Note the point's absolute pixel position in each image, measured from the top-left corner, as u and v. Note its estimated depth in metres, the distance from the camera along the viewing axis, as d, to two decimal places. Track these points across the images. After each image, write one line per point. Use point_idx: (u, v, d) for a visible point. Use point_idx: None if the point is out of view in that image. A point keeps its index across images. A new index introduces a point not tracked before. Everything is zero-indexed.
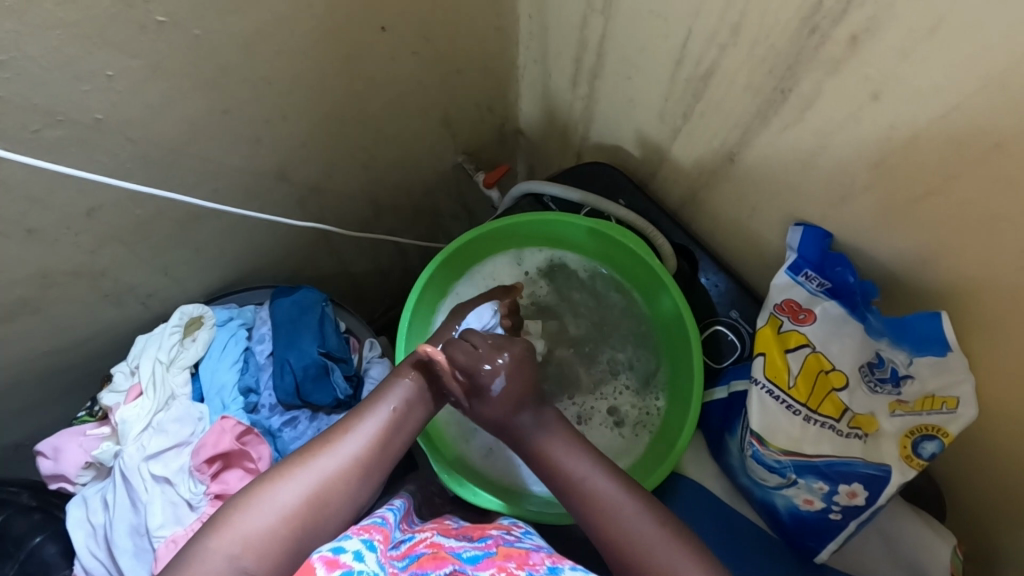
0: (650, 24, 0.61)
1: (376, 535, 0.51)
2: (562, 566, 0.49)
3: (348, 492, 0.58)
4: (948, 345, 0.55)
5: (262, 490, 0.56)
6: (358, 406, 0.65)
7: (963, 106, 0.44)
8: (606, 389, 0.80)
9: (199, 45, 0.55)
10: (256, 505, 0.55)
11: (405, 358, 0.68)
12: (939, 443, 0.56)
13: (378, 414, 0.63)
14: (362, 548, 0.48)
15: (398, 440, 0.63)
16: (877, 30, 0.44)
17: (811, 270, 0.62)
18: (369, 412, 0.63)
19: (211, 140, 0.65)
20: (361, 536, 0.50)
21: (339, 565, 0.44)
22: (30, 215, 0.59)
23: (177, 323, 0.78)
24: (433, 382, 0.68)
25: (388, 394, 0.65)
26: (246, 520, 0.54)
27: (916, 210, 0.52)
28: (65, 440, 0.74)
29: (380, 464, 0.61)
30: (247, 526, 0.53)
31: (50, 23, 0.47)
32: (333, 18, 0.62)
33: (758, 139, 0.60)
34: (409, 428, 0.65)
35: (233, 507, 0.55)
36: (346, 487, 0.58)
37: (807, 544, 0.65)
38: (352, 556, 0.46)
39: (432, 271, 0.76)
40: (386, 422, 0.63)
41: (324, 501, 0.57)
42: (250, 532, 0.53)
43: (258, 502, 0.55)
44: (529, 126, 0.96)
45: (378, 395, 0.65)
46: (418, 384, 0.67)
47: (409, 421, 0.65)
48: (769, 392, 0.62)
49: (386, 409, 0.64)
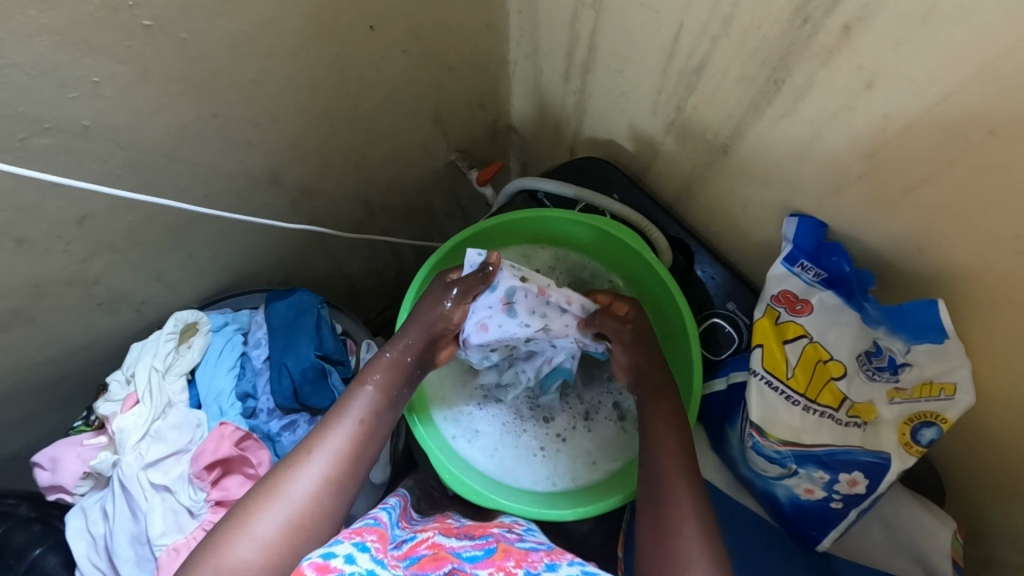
0: (642, 17, 0.61)
1: (369, 536, 0.52)
2: (559, 562, 0.51)
3: (325, 513, 0.58)
4: (945, 332, 0.55)
5: (237, 521, 0.56)
6: (320, 421, 0.64)
7: (957, 94, 0.44)
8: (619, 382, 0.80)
9: (187, 49, 0.55)
10: (233, 540, 0.54)
11: (366, 366, 0.67)
12: (938, 430, 0.57)
13: (343, 427, 0.63)
14: (355, 550, 0.47)
15: (366, 454, 0.63)
16: (870, 19, 0.44)
17: (808, 260, 0.62)
18: (334, 428, 0.62)
19: (202, 145, 0.64)
20: (353, 540, 0.49)
21: (330, 570, 0.44)
22: (21, 225, 0.58)
23: (173, 329, 0.77)
24: (398, 390, 0.67)
25: (350, 408, 0.64)
26: (222, 557, 0.53)
27: (911, 198, 0.52)
28: (63, 450, 0.74)
29: (350, 480, 0.61)
30: (227, 563, 0.53)
31: (35, 30, 0.46)
32: (323, 19, 0.61)
33: (751, 131, 0.60)
34: (378, 439, 0.64)
35: (208, 546, 0.54)
36: (321, 509, 0.58)
37: (809, 533, 0.66)
38: (344, 558, 0.46)
39: (427, 274, 0.76)
40: (353, 435, 0.63)
41: (302, 526, 0.57)
42: (230, 569, 0.53)
43: (234, 536, 0.54)
44: (521, 121, 0.95)
45: (341, 410, 0.64)
46: (380, 394, 0.66)
47: (378, 431, 0.65)
48: (768, 383, 0.62)
49: (351, 421, 0.63)
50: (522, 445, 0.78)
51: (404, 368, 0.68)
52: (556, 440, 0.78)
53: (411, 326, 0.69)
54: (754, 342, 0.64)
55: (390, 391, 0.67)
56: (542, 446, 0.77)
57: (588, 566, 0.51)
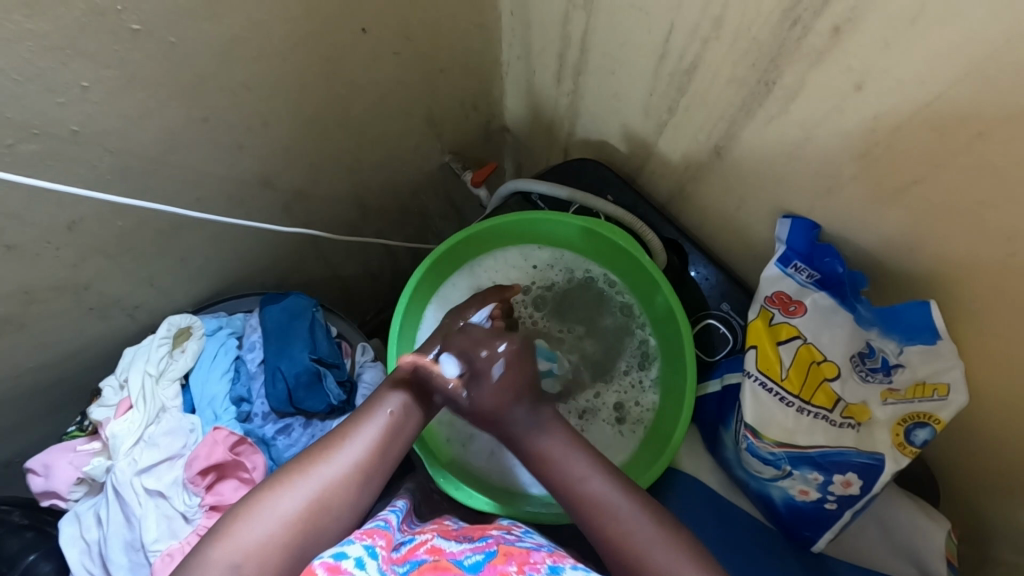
0: (633, 18, 0.61)
1: (379, 540, 0.51)
2: (562, 573, 0.50)
3: (347, 500, 0.58)
4: (937, 333, 0.55)
5: (261, 499, 0.56)
6: (356, 411, 0.65)
7: (947, 94, 0.44)
8: (617, 382, 0.79)
9: (175, 53, 0.55)
10: (257, 515, 0.55)
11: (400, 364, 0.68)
12: (931, 431, 0.57)
13: (376, 418, 0.63)
14: (365, 555, 0.47)
15: (395, 448, 0.63)
16: (859, 20, 0.44)
17: (800, 261, 0.62)
18: (367, 418, 0.63)
19: (191, 149, 0.64)
20: (364, 542, 0.50)
21: (341, 572, 0.44)
22: (9, 230, 0.58)
23: (166, 334, 0.77)
24: (431, 390, 0.68)
25: (385, 399, 0.64)
26: (243, 532, 0.53)
27: (902, 198, 0.52)
28: (55, 456, 0.73)
29: (376, 472, 0.61)
30: (247, 537, 0.53)
31: (20, 36, 0.46)
32: (312, 21, 0.61)
33: (743, 132, 0.60)
34: (408, 434, 0.65)
35: (236, 515, 0.55)
36: (345, 496, 0.58)
37: (803, 534, 0.66)
38: (354, 562, 0.46)
39: (424, 272, 0.76)
40: (384, 427, 0.63)
41: (323, 510, 0.57)
42: (250, 542, 0.53)
43: (258, 510, 0.55)
44: (514, 122, 0.95)
45: (374, 402, 0.65)
46: (414, 390, 0.67)
47: (408, 426, 0.65)
48: (762, 384, 0.62)
49: (385, 413, 0.64)
50: None
51: None
52: None
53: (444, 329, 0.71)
54: (748, 344, 0.65)
55: (425, 388, 0.67)
56: None
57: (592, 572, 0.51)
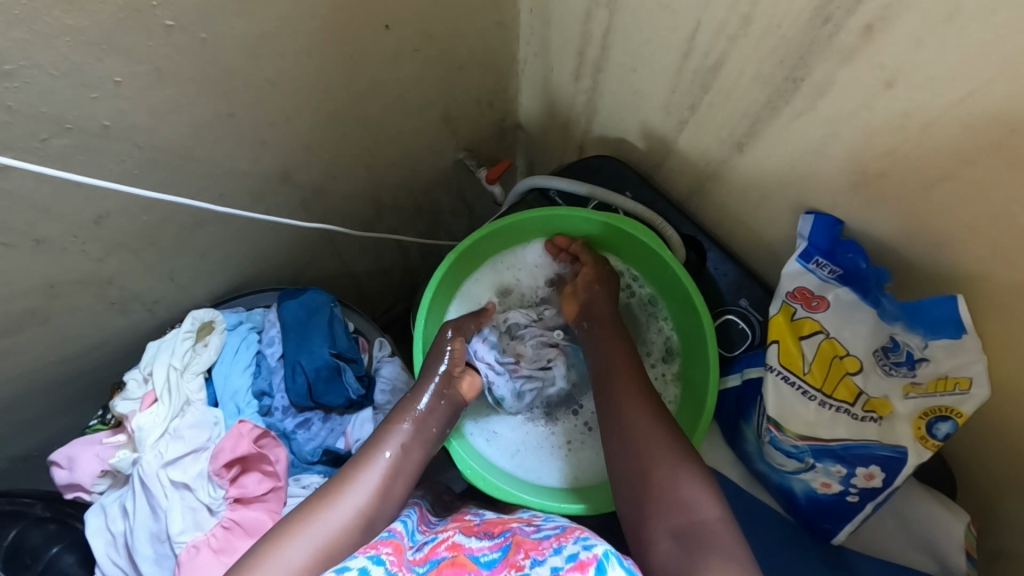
0: (657, 15, 0.61)
1: (384, 548, 0.52)
2: (566, 543, 0.51)
3: (354, 544, 0.57)
4: (963, 327, 0.56)
5: (267, 550, 0.53)
6: (352, 459, 0.64)
7: (980, 92, 0.44)
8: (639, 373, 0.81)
9: (206, 49, 0.55)
10: (265, 564, 0.52)
11: (393, 412, 0.69)
12: (953, 424, 0.57)
13: (377, 462, 0.63)
14: (368, 564, 0.48)
15: (396, 488, 0.63)
16: (892, 18, 0.45)
17: (822, 257, 0.62)
18: (367, 464, 0.63)
19: (217, 144, 0.65)
20: (367, 553, 0.50)
21: None
22: (39, 225, 0.59)
23: (189, 328, 0.77)
24: (430, 430, 0.69)
25: (384, 443, 0.65)
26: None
27: (927, 196, 0.53)
28: (80, 449, 0.74)
29: (382, 515, 0.60)
30: None
31: (59, 31, 0.47)
32: (339, 17, 0.61)
33: (766, 130, 0.61)
34: (408, 475, 0.65)
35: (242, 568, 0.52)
36: (352, 541, 0.57)
37: (824, 526, 0.67)
38: (358, 572, 0.46)
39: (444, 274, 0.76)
40: (386, 469, 0.63)
41: (332, 554, 0.55)
42: None
43: (266, 559, 0.53)
44: (529, 119, 0.95)
45: (372, 447, 0.65)
46: (414, 431, 0.68)
47: (407, 467, 0.65)
48: (784, 378, 0.63)
49: (385, 456, 0.64)
50: (546, 445, 0.79)
51: (432, 411, 0.70)
52: (580, 433, 0.80)
53: (431, 369, 0.73)
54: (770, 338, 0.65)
55: (422, 427, 0.69)
56: (569, 440, 0.79)
57: (591, 538, 0.50)
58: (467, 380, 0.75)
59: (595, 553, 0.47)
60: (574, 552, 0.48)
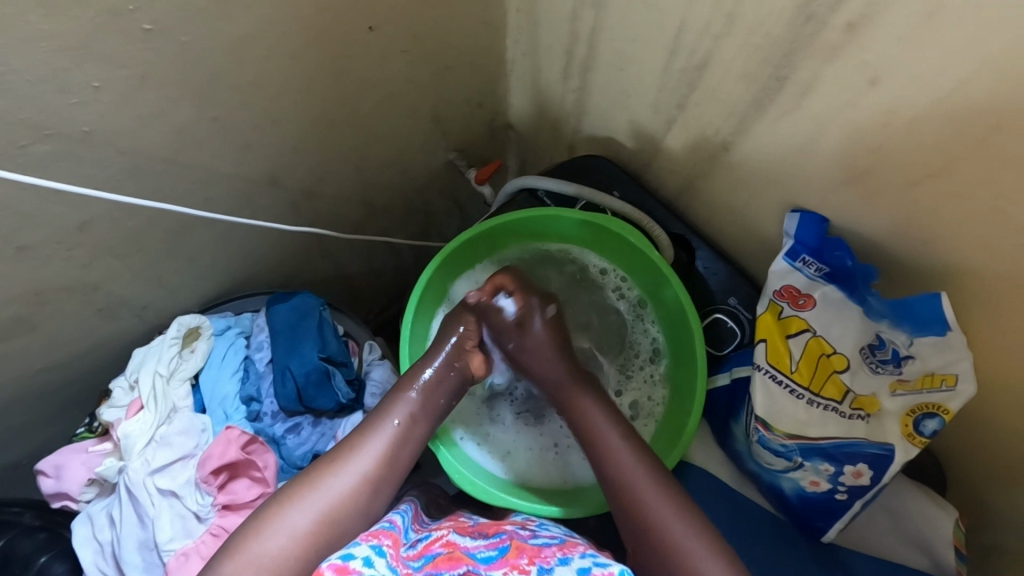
0: (643, 14, 0.61)
1: (386, 540, 0.51)
2: (572, 556, 0.51)
3: (358, 511, 0.59)
4: (948, 325, 0.56)
5: (274, 513, 0.56)
6: (360, 424, 0.65)
7: (961, 89, 0.44)
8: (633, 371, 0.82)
9: (187, 52, 0.54)
10: (270, 529, 0.55)
11: (404, 376, 0.69)
12: (940, 420, 0.58)
13: (383, 429, 0.64)
14: (372, 553, 0.48)
15: (403, 454, 0.64)
16: (875, 15, 0.44)
17: (809, 255, 0.63)
18: (374, 431, 0.64)
19: (202, 148, 0.64)
20: (370, 542, 0.50)
21: (350, 572, 0.45)
22: (21, 231, 0.58)
23: (176, 334, 0.77)
24: (438, 401, 0.69)
25: (392, 410, 0.66)
26: (259, 542, 0.54)
27: (913, 193, 0.53)
28: (67, 457, 0.73)
29: (388, 480, 0.62)
30: (261, 551, 0.53)
31: (35, 36, 0.46)
32: (323, 19, 0.61)
33: (754, 128, 0.60)
34: (415, 443, 0.66)
35: (249, 530, 0.55)
36: (357, 508, 0.59)
37: (815, 524, 0.67)
38: (362, 561, 0.47)
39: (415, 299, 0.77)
40: (392, 437, 0.64)
41: (336, 521, 0.57)
42: (264, 557, 0.53)
43: (270, 525, 0.55)
44: (518, 119, 0.95)
45: (381, 412, 0.66)
46: (422, 399, 0.68)
47: (414, 435, 0.66)
48: (772, 377, 0.63)
49: (391, 424, 0.65)
50: (537, 446, 0.79)
51: (440, 379, 0.70)
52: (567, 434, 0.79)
53: (442, 341, 0.74)
54: (757, 337, 0.65)
55: (429, 396, 0.69)
56: (558, 442, 0.79)
57: (600, 558, 0.51)
58: (478, 353, 0.75)
59: (611, 572, 0.48)
60: (583, 568, 0.49)
